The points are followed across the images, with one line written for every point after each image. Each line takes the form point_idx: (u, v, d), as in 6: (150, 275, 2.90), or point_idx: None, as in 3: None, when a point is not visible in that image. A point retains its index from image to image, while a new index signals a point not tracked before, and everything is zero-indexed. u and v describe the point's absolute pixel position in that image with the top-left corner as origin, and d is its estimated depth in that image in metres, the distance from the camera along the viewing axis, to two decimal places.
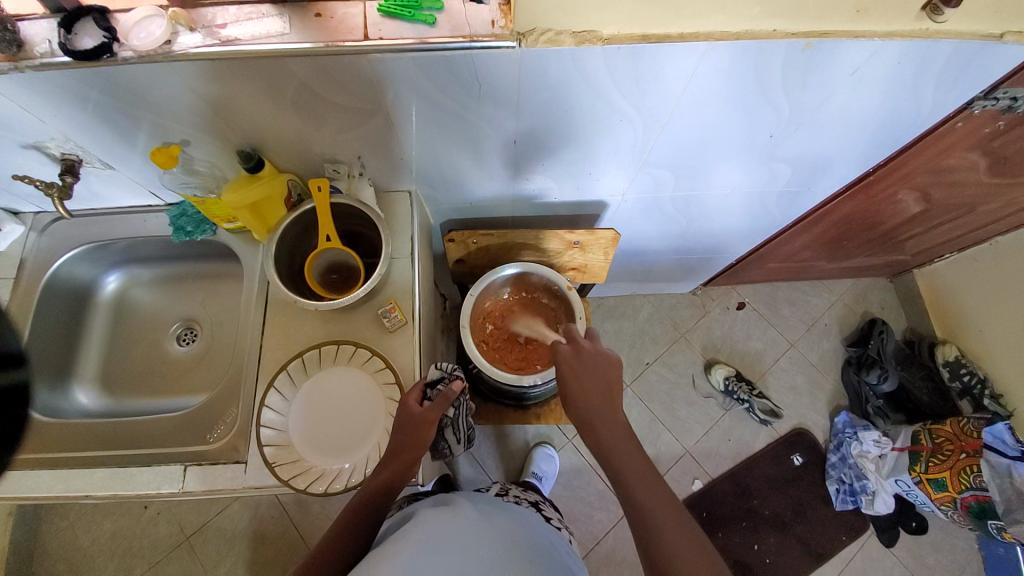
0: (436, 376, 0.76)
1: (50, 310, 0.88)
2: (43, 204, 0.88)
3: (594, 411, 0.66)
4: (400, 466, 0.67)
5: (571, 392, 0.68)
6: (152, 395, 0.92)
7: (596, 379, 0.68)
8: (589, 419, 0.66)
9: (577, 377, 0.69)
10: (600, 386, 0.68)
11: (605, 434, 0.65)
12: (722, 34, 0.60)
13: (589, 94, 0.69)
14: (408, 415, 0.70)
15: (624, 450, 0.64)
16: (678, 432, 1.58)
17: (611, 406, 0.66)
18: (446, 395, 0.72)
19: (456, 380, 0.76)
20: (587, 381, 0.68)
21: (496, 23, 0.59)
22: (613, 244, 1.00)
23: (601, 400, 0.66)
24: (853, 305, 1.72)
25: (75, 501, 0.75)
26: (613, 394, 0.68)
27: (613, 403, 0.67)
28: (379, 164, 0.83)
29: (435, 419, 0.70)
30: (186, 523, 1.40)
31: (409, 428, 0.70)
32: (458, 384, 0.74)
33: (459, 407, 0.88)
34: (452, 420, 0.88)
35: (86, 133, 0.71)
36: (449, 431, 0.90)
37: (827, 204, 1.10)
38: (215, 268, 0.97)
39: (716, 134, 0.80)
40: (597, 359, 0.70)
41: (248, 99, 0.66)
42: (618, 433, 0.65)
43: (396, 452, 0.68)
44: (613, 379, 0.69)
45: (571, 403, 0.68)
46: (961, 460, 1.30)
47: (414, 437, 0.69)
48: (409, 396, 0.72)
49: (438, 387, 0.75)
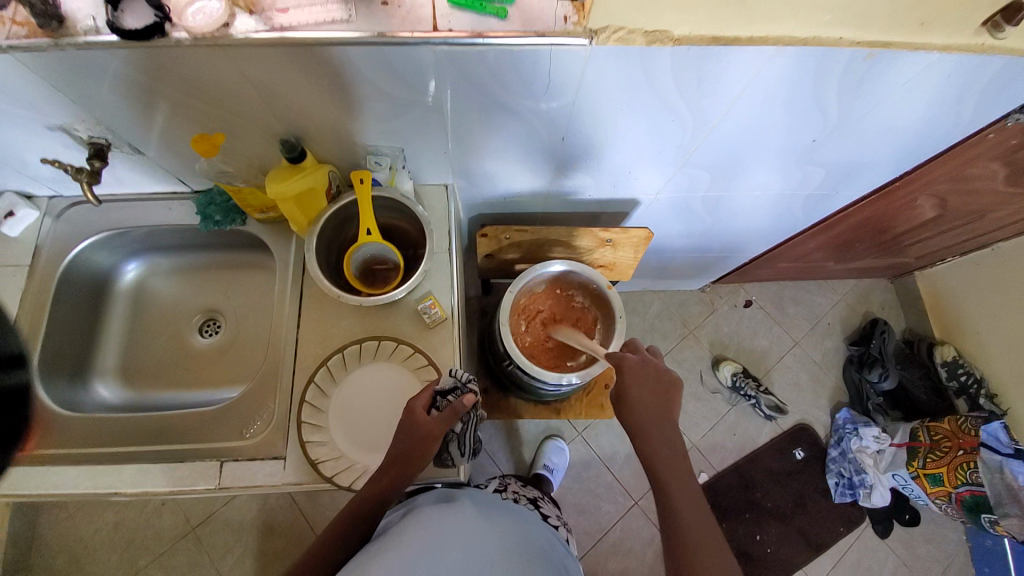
0: (450, 384, 0.72)
1: (68, 299, 0.84)
2: (60, 188, 0.84)
3: (651, 421, 0.68)
4: (399, 473, 0.66)
5: (629, 398, 0.70)
6: (176, 388, 0.90)
7: (654, 392, 0.70)
8: (643, 428, 0.68)
9: (636, 386, 0.70)
10: (658, 398, 0.69)
11: (658, 444, 0.67)
12: (791, 40, 0.60)
13: (648, 97, 0.69)
14: (414, 424, 0.68)
15: (673, 465, 0.65)
16: (685, 426, 1.61)
17: (666, 420, 0.68)
18: (455, 408, 0.68)
19: (469, 391, 0.72)
20: (647, 392, 0.70)
21: (569, 18, 0.57)
22: (644, 243, 1.00)
23: (657, 410, 0.68)
24: (855, 305, 1.76)
25: (106, 498, 0.73)
26: (670, 412, 0.69)
27: (669, 417, 0.68)
28: (422, 156, 0.81)
29: (439, 434, 0.67)
30: (191, 514, 1.38)
31: (413, 437, 0.67)
32: (468, 397, 0.69)
33: (467, 421, 0.76)
34: (458, 434, 0.75)
35: (120, 117, 0.68)
36: (453, 446, 0.76)
37: (847, 208, 1.13)
38: (240, 258, 0.94)
39: (761, 136, 0.80)
40: (658, 375, 0.71)
41: (297, 87, 0.63)
42: (671, 449, 0.66)
43: (395, 460, 0.67)
44: (673, 397, 0.70)
45: (627, 408, 0.69)
46: (958, 456, 1.35)
47: (417, 447, 0.67)
48: (416, 403, 0.69)
49: (449, 398, 0.71)
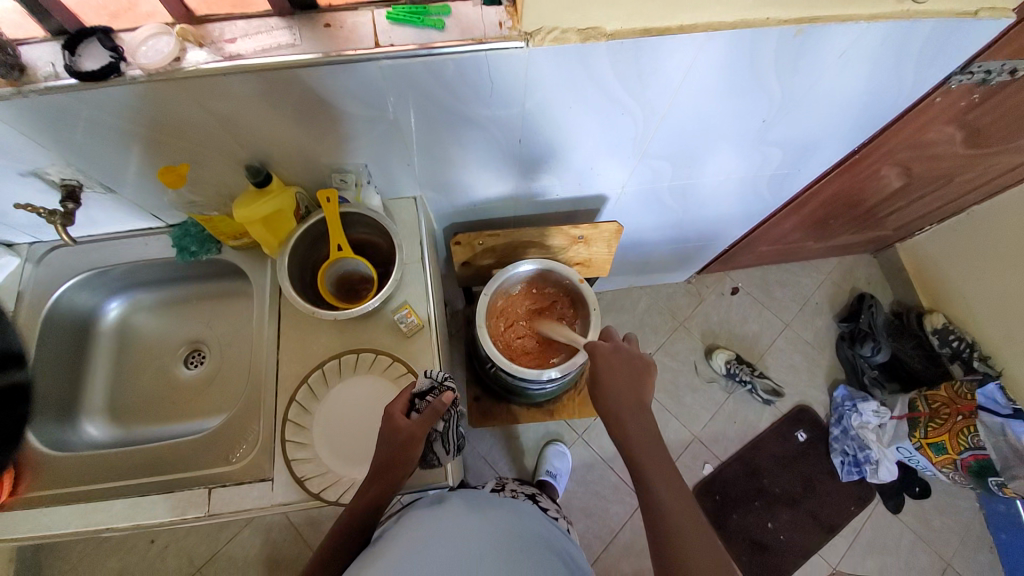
0: (427, 385, 0.73)
1: (52, 341, 0.86)
2: (38, 234, 0.86)
3: (624, 403, 0.69)
4: (386, 483, 0.66)
5: (603, 383, 0.71)
6: (165, 421, 0.90)
7: (629, 376, 0.71)
8: (618, 413, 0.69)
9: (611, 371, 0.72)
10: (631, 381, 0.71)
11: (632, 426, 0.68)
12: (719, 25, 0.63)
13: (594, 91, 0.71)
14: (394, 429, 0.68)
15: (647, 445, 0.66)
16: (684, 419, 1.60)
17: (638, 403, 0.69)
18: (435, 408, 0.68)
19: (446, 389, 0.73)
20: (620, 375, 0.71)
21: (503, 24, 0.60)
22: (616, 236, 1.02)
23: (630, 393, 0.70)
24: (841, 283, 1.78)
25: (97, 535, 0.73)
26: (644, 394, 0.70)
27: (643, 400, 0.70)
28: (386, 171, 0.83)
29: (422, 435, 0.67)
30: (196, 554, 1.36)
31: (395, 442, 0.67)
32: (448, 394, 0.71)
33: (449, 418, 0.77)
34: (441, 433, 0.76)
35: (88, 158, 0.70)
36: (437, 445, 0.76)
37: (813, 187, 1.15)
38: (220, 288, 0.96)
39: (713, 122, 0.83)
40: (630, 359, 0.73)
41: (254, 113, 0.66)
42: (645, 429, 0.67)
43: (382, 469, 0.66)
44: (645, 379, 0.72)
45: (603, 392, 0.71)
46: (958, 422, 1.34)
47: (400, 454, 0.67)
48: (394, 408, 0.69)
49: (427, 399, 0.71)
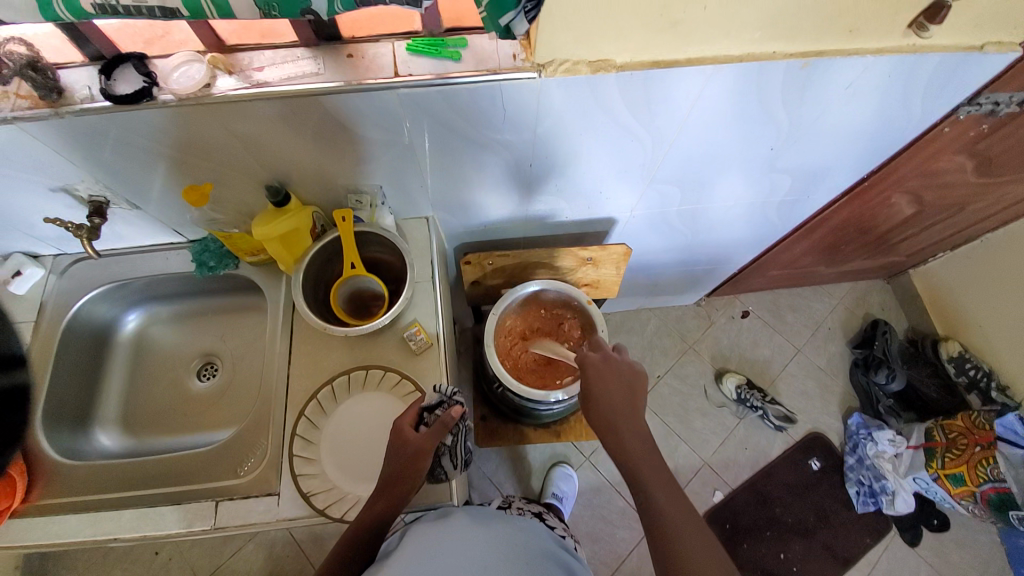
0: (435, 399, 0.73)
1: (72, 350, 0.88)
2: (64, 246, 0.89)
3: (617, 414, 0.67)
4: (395, 495, 0.66)
5: (595, 396, 0.69)
6: (176, 432, 0.92)
7: (621, 387, 0.69)
8: (613, 424, 0.67)
9: (603, 382, 0.70)
10: (623, 391, 0.69)
11: (628, 436, 0.66)
12: (726, 58, 0.65)
13: (604, 119, 0.73)
14: (403, 442, 0.68)
15: (644, 454, 0.65)
16: (694, 444, 1.58)
17: (633, 412, 0.67)
18: (444, 421, 0.68)
19: (455, 404, 0.72)
20: (611, 387, 0.69)
21: (517, 56, 0.63)
22: (624, 258, 1.03)
23: (624, 403, 0.68)
24: (854, 308, 1.76)
25: (105, 544, 0.74)
26: (637, 403, 0.69)
27: (636, 409, 0.68)
28: (399, 193, 0.85)
29: (430, 447, 0.67)
30: (198, 569, 1.35)
31: (402, 457, 0.67)
32: (455, 408, 0.71)
33: (458, 432, 0.77)
34: (450, 447, 0.76)
35: (118, 177, 0.74)
36: (445, 459, 0.77)
37: (824, 211, 1.15)
38: (235, 302, 0.98)
39: (721, 149, 0.84)
40: (622, 368, 0.71)
41: (276, 135, 0.69)
42: (641, 438, 0.66)
43: (389, 483, 0.66)
44: (637, 387, 0.70)
45: (594, 404, 0.69)
46: (976, 453, 1.31)
47: (408, 467, 0.67)
48: (403, 421, 0.70)
49: (436, 412, 0.72)
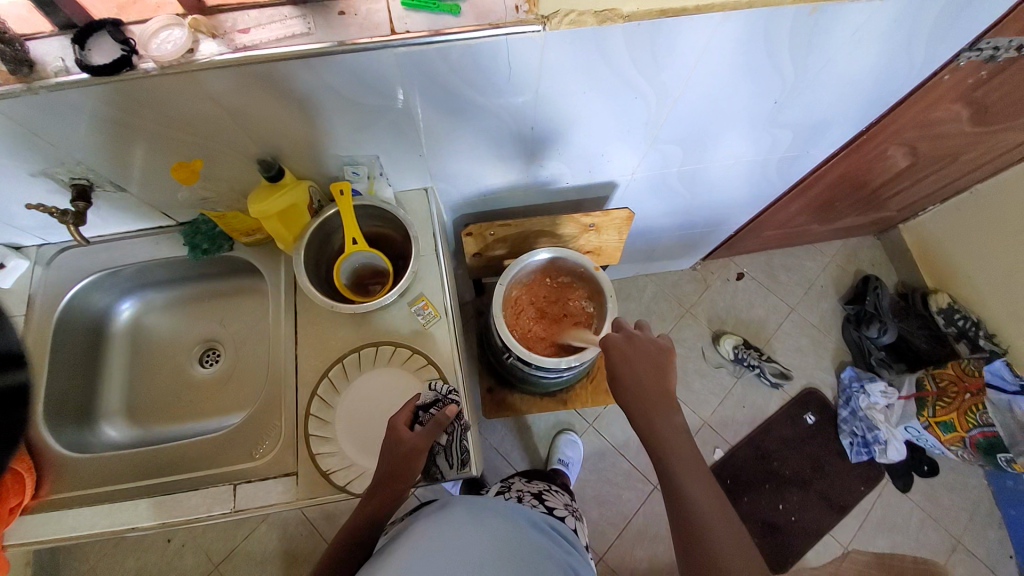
0: (430, 398, 0.73)
1: (67, 343, 0.85)
2: (46, 236, 0.85)
3: (648, 395, 0.68)
4: (388, 495, 0.65)
5: (624, 377, 0.70)
6: (183, 420, 0.90)
7: (648, 367, 0.70)
8: (642, 405, 0.68)
9: (629, 366, 0.70)
10: (651, 370, 0.69)
11: (658, 419, 0.67)
12: (736, 3, 0.62)
13: (609, 75, 0.71)
14: (398, 440, 0.67)
15: (672, 437, 0.65)
16: (694, 404, 1.61)
17: (663, 394, 0.68)
18: (439, 419, 0.68)
19: (450, 403, 0.73)
20: (639, 368, 0.70)
21: (519, 8, 0.59)
22: (627, 223, 1.02)
23: (652, 384, 0.68)
24: (846, 265, 1.78)
25: (122, 535, 0.73)
26: (667, 382, 0.69)
27: (666, 390, 0.68)
28: (398, 162, 0.82)
29: (425, 447, 0.67)
30: (213, 553, 1.36)
31: (396, 454, 0.66)
32: (450, 407, 0.70)
33: (453, 433, 0.75)
34: (444, 447, 0.75)
35: (100, 157, 0.70)
36: (441, 458, 0.75)
37: (822, 167, 1.14)
38: (231, 286, 0.96)
39: (724, 104, 0.83)
40: (648, 346, 0.72)
41: (267, 105, 0.65)
42: (670, 420, 0.66)
43: (383, 481, 0.65)
44: (665, 366, 0.70)
45: (623, 385, 0.70)
46: (966, 400, 1.35)
47: (402, 466, 0.65)
48: (398, 419, 0.69)
49: (431, 411, 0.71)
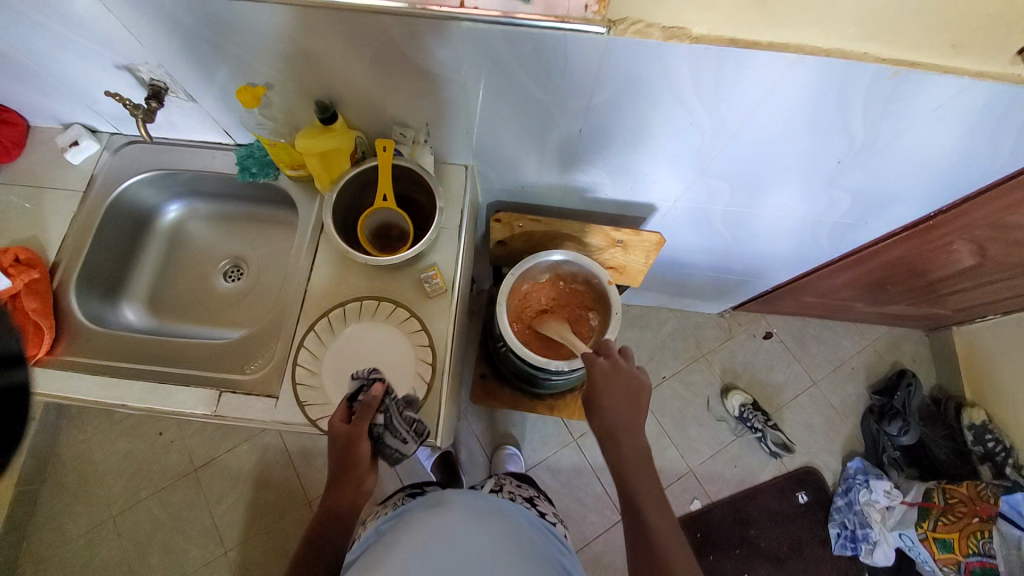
0: (357, 386, 0.73)
1: (114, 226, 0.93)
2: (120, 126, 0.93)
3: (619, 425, 0.68)
4: (348, 483, 0.68)
5: (599, 404, 0.69)
6: (194, 322, 0.96)
7: (623, 400, 0.69)
8: (614, 434, 0.68)
9: (607, 393, 0.70)
10: (627, 402, 0.69)
11: (628, 448, 0.67)
12: (813, 49, 0.60)
13: (664, 95, 0.70)
14: (337, 436, 0.69)
15: (640, 468, 0.66)
16: (684, 450, 1.57)
17: (635, 426, 0.68)
18: (367, 404, 0.70)
19: (376, 381, 0.73)
20: (616, 397, 0.69)
21: (589, 7, 0.59)
22: (655, 248, 1.00)
23: (627, 415, 0.68)
24: (884, 353, 1.68)
25: (114, 408, 0.80)
26: (640, 415, 0.69)
27: (638, 424, 0.69)
28: (445, 133, 0.84)
29: (361, 431, 0.68)
30: (195, 456, 1.49)
31: (342, 448, 0.68)
32: (376, 387, 0.71)
33: (388, 408, 0.71)
34: (385, 424, 0.71)
35: (178, 65, 0.75)
36: (389, 438, 0.71)
37: (878, 243, 1.08)
38: (269, 212, 1.01)
39: (780, 151, 0.80)
40: (630, 379, 0.71)
41: (333, 49, 0.68)
42: (639, 452, 0.67)
43: (341, 475, 0.68)
44: (641, 401, 0.70)
45: (597, 410, 0.70)
46: (972, 524, 1.30)
47: (348, 454, 0.68)
48: (334, 417, 0.71)
49: (360, 397, 0.72)
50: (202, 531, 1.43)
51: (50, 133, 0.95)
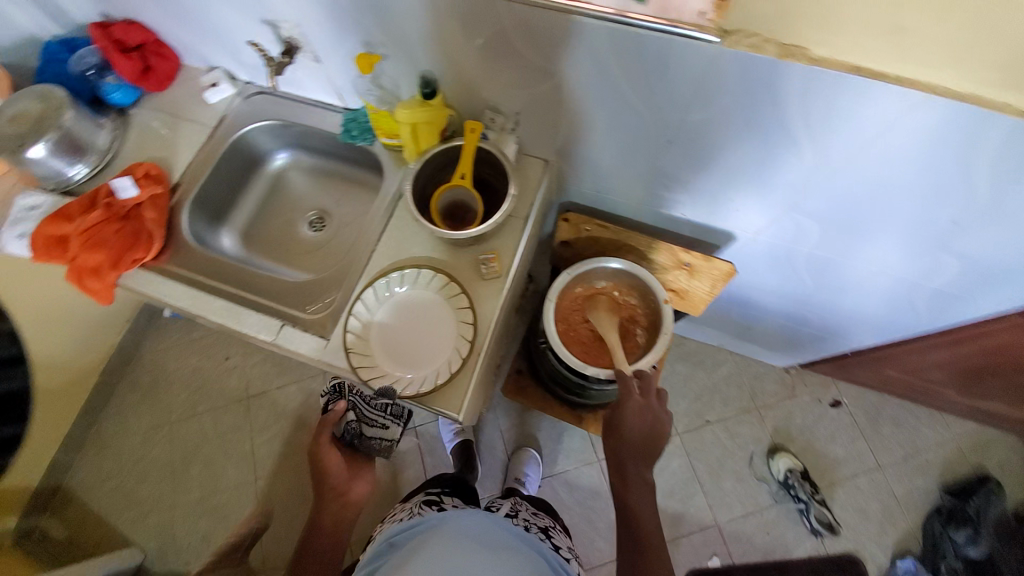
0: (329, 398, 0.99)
1: (230, 162, 1.05)
2: (254, 77, 1.05)
3: (632, 454, 0.80)
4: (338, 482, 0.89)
5: (623, 433, 0.79)
6: (275, 260, 1.06)
7: (643, 437, 0.79)
8: (624, 459, 0.80)
9: (632, 424, 0.78)
10: (647, 438, 0.79)
11: (634, 475, 0.81)
12: (946, 90, 0.55)
13: (766, 116, 0.66)
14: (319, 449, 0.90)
15: (642, 493, 0.81)
16: (713, 501, 1.47)
17: (644, 459, 0.80)
18: (332, 414, 0.92)
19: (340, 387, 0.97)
20: (637, 432, 0.79)
21: (705, 14, 0.56)
22: (725, 278, 0.94)
23: (642, 449, 0.79)
24: (969, 454, 1.48)
25: (195, 317, 0.90)
26: (653, 450, 0.81)
27: (649, 457, 0.81)
28: (533, 125, 0.86)
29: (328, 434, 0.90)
30: (250, 384, 1.63)
31: (323, 454, 0.90)
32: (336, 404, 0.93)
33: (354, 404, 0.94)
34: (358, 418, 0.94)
35: (310, 27, 0.84)
36: (366, 427, 0.94)
37: (984, 324, 0.96)
38: (358, 175, 1.09)
39: (885, 198, 0.73)
40: (654, 419, 0.79)
41: (445, 27, 0.72)
42: (643, 486, 0.81)
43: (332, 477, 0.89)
44: (657, 438, 0.80)
45: (619, 436, 0.80)
46: None
47: (327, 455, 0.89)
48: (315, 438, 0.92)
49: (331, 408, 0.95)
50: (240, 453, 1.56)
51: (196, 74, 1.09)
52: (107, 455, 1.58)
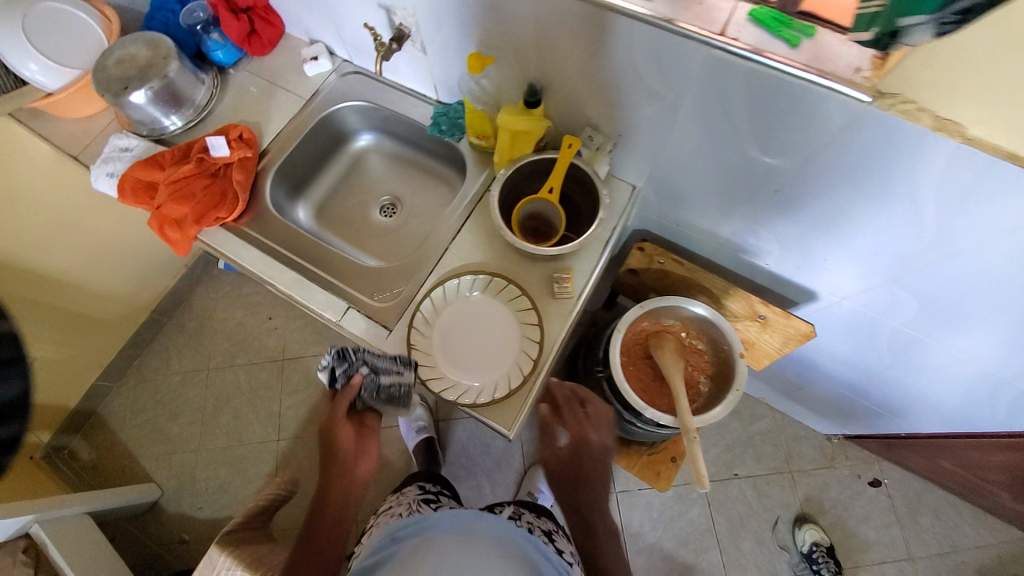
0: None
1: (318, 137, 1.06)
2: (355, 57, 1.06)
3: (588, 474, 0.78)
4: None
5: (579, 449, 0.79)
6: (345, 239, 1.07)
7: (583, 443, 0.80)
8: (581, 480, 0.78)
9: (577, 432, 0.80)
10: (591, 447, 0.80)
11: (592, 492, 0.77)
12: None
13: (895, 185, 0.62)
14: None
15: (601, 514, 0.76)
16: (728, 558, 1.41)
17: (600, 475, 0.79)
18: None
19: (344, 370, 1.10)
20: (586, 445, 0.80)
21: (860, 71, 0.54)
22: (802, 338, 0.90)
23: (596, 465, 0.79)
24: (1012, 564, 1.38)
25: (264, 284, 0.91)
26: (607, 463, 0.80)
27: (604, 475, 0.80)
28: (632, 150, 0.83)
29: None
30: (287, 348, 1.66)
31: None
32: None
33: None
34: None
35: (425, 19, 0.83)
36: None
37: None
38: (437, 168, 1.09)
39: (1002, 291, 0.68)
40: (583, 422, 0.81)
41: (568, 41, 0.70)
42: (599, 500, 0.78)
43: None
44: (599, 443, 0.81)
45: (577, 454, 0.79)
46: None
47: None
48: None
49: None
50: (266, 413, 1.59)
51: (297, 44, 1.11)
52: (144, 389, 1.64)
